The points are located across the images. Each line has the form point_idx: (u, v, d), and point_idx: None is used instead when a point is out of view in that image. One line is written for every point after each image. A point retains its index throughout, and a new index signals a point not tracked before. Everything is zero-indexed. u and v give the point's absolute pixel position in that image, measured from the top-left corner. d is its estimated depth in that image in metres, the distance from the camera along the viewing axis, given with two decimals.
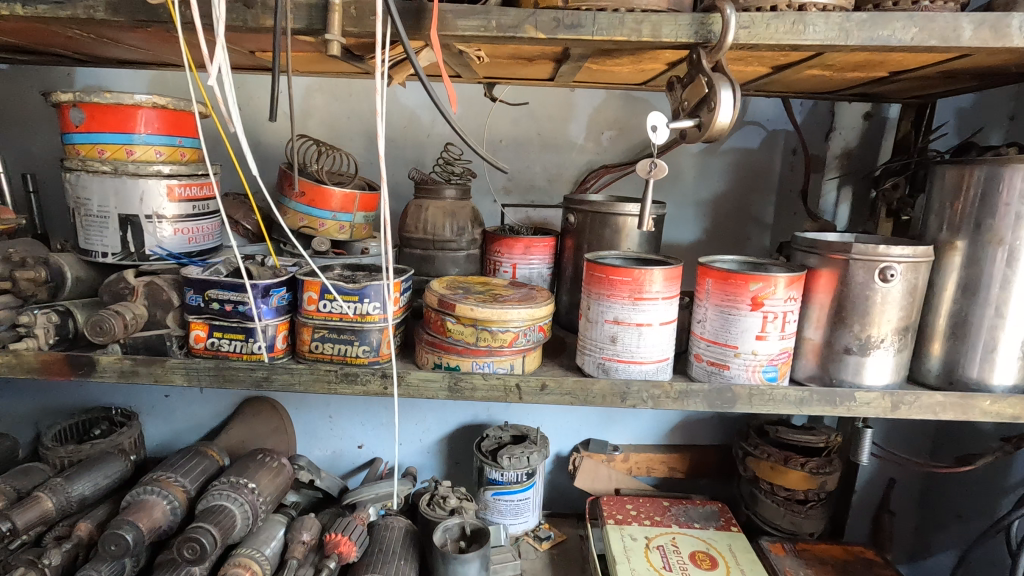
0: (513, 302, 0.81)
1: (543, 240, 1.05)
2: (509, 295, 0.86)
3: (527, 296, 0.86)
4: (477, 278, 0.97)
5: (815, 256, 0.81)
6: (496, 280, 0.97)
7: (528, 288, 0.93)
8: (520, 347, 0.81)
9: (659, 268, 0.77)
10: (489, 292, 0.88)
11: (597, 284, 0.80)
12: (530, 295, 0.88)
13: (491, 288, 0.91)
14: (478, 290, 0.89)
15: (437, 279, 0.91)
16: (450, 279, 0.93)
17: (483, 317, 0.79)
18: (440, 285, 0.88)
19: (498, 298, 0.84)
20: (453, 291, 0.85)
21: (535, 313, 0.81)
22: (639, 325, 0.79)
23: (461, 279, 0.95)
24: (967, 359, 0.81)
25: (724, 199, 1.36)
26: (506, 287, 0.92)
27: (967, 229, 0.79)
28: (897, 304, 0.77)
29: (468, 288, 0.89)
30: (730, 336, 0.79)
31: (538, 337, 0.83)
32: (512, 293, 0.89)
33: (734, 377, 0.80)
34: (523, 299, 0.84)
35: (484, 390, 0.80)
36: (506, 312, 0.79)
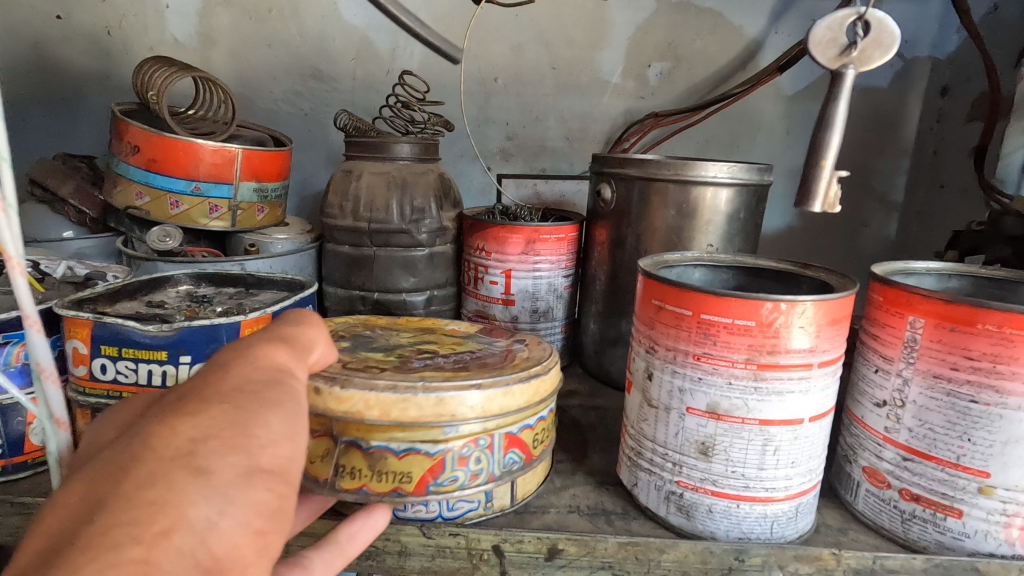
0: (435, 376, 0.37)
1: (556, 230, 0.61)
2: (452, 357, 0.42)
3: (487, 359, 0.42)
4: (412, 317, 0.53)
5: None
6: (455, 325, 0.50)
7: (517, 342, 0.46)
8: (451, 487, 0.37)
9: (812, 301, 0.34)
10: (414, 347, 0.44)
11: (668, 331, 0.37)
12: (502, 354, 0.43)
13: (432, 340, 0.46)
14: (395, 342, 0.45)
15: (315, 318, 0.47)
16: (347, 320, 0.50)
17: (348, 411, 0.35)
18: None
19: (414, 363, 0.40)
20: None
21: (493, 404, 0.37)
22: (763, 425, 0.36)
23: (381, 319, 0.51)
24: None
25: None
26: (469, 338, 0.47)
27: None
28: None
29: (371, 340, 0.45)
30: (971, 449, 0.35)
31: (507, 462, 0.38)
32: (473, 351, 0.44)
33: (972, 536, 0.36)
34: (468, 365, 0.40)
35: (424, 557, 0.38)
36: (406, 401, 0.35)
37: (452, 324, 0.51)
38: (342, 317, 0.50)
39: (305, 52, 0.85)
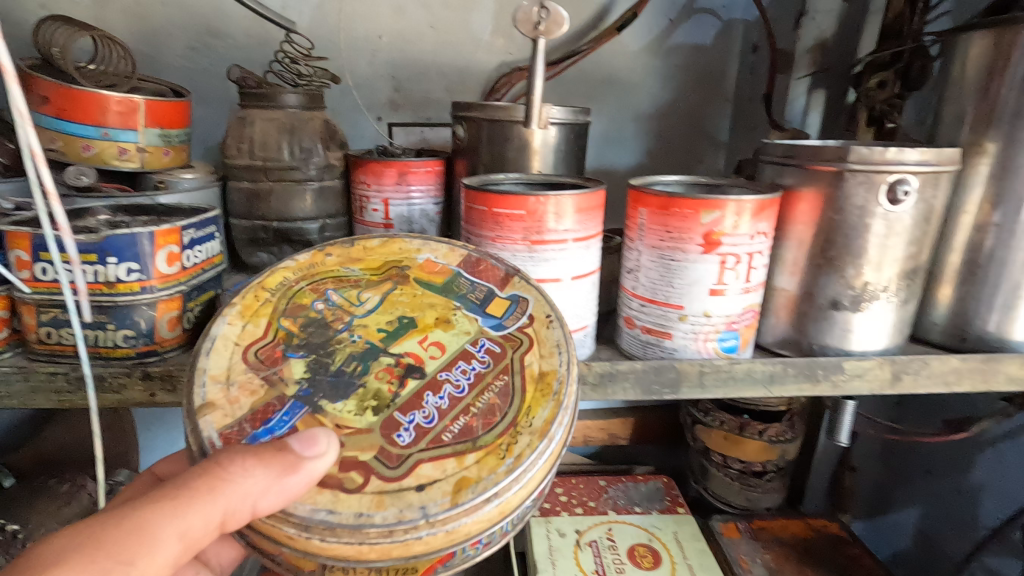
0: (436, 496, 0.39)
1: (423, 164, 0.76)
2: (442, 393, 0.44)
3: (484, 405, 0.44)
4: (365, 252, 0.54)
5: (793, 170, 0.56)
6: (427, 252, 0.54)
7: (491, 296, 0.50)
8: (463, 559, 0.42)
9: (567, 195, 0.51)
10: (388, 362, 0.46)
11: (475, 221, 0.53)
12: (511, 376, 0.45)
13: (405, 325, 0.49)
14: (353, 348, 0.47)
15: (241, 306, 0.49)
16: (287, 279, 0.51)
17: (329, 552, 0.38)
18: (233, 346, 0.46)
19: (399, 437, 0.42)
20: (269, 389, 0.44)
21: (508, 503, 0.40)
22: (539, 282, 0.53)
23: (336, 269, 0.53)
24: (983, 307, 0.60)
25: (670, 112, 1.09)
26: (450, 316, 0.49)
27: (1002, 126, 0.56)
28: (906, 235, 0.54)
29: (325, 352, 0.47)
30: (674, 293, 0.54)
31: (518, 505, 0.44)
32: (465, 357, 0.46)
33: (680, 350, 0.55)
34: (463, 437, 0.42)
35: None
36: (409, 542, 0.38)
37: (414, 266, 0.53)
38: (274, 275, 0.51)
39: (200, 11, 0.92)
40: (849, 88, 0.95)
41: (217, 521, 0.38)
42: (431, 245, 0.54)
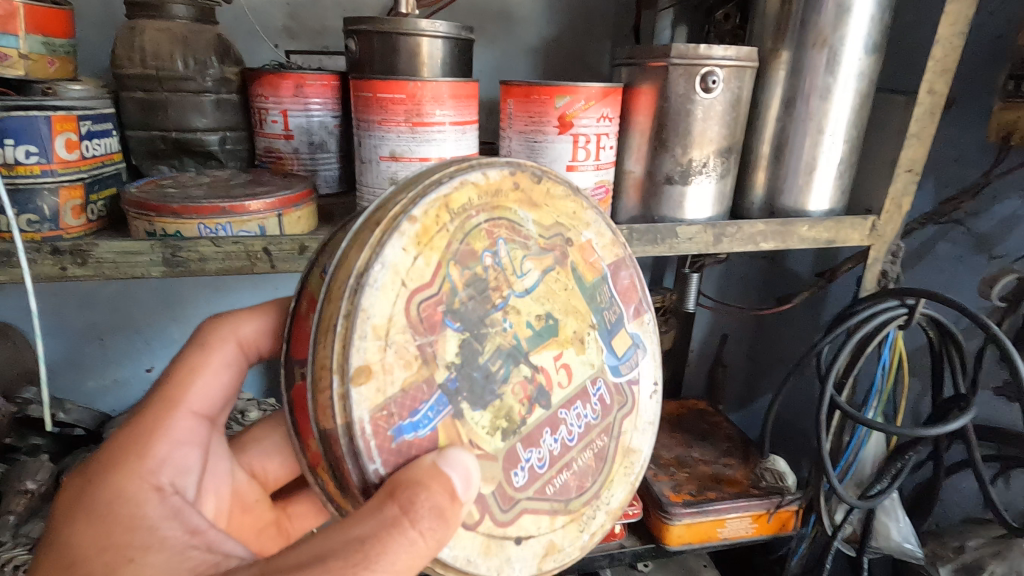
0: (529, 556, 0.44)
1: (319, 77, 0.81)
2: (562, 433, 0.45)
3: (583, 461, 0.47)
4: (547, 200, 0.46)
5: (633, 68, 0.68)
6: (587, 236, 0.49)
7: (620, 329, 0.51)
8: None
9: (443, 80, 0.59)
10: (526, 375, 0.44)
11: (364, 108, 0.61)
12: (610, 437, 0.49)
13: (551, 331, 0.46)
14: (498, 339, 0.42)
15: (420, 227, 0.39)
16: (473, 202, 0.42)
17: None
18: (398, 287, 0.38)
19: (514, 476, 0.43)
20: (416, 367, 0.39)
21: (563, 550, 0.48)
22: (423, 161, 0.61)
23: (511, 208, 0.44)
24: (786, 185, 0.75)
25: (557, 45, 1.18)
26: (588, 337, 0.48)
27: (792, 34, 0.70)
28: (720, 120, 0.67)
29: (482, 331, 0.42)
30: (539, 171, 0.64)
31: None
32: (587, 396, 0.48)
33: None
34: (562, 494, 0.46)
35: (218, 262, 0.58)
36: None
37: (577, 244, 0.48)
38: (459, 192, 0.41)
39: None
40: (705, 22, 1.08)
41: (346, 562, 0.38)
42: (595, 232, 0.49)
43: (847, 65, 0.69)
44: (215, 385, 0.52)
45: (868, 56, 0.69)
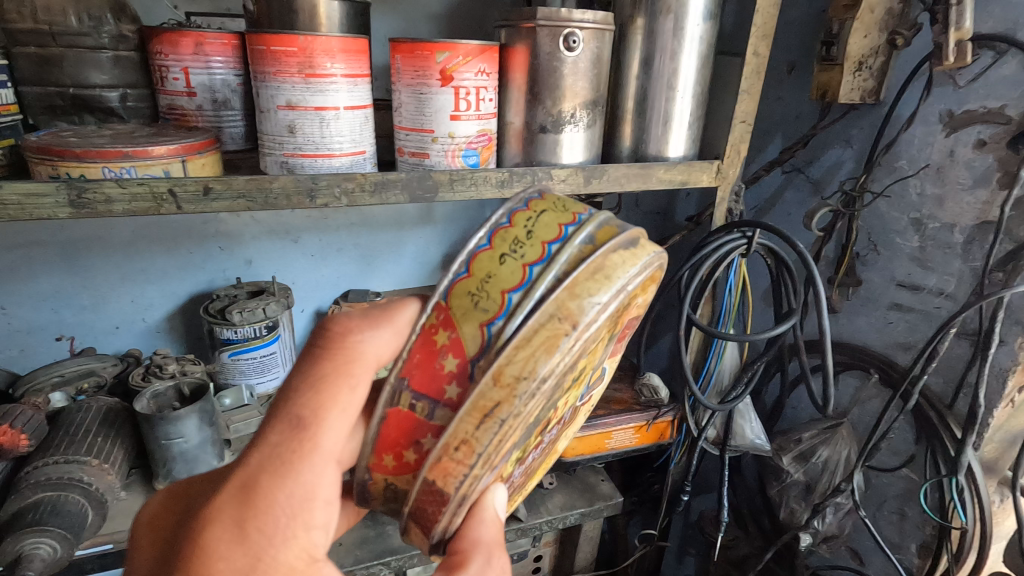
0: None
1: (219, 36, 0.84)
2: (542, 447, 0.56)
3: (536, 462, 0.60)
4: (647, 291, 0.52)
5: (508, 30, 0.77)
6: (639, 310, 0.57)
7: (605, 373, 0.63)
8: None
9: (333, 35, 0.66)
10: (553, 422, 0.53)
11: (260, 61, 0.67)
12: (553, 443, 0.63)
13: (584, 385, 0.54)
14: (559, 402, 0.49)
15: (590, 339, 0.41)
16: (625, 306, 0.45)
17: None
18: (551, 389, 0.41)
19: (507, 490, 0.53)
20: (520, 437, 0.44)
21: None
22: (318, 110, 0.68)
23: (630, 305, 0.49)
24: (648, 135, 0.88)
25: (459, 12, 1.24)
26: (593, 379, 0.58)
27: (645, 3, 0.82)
28: (583, 76, 0.78)
29: (558, 398, 0.48)
30: (427, 120, 0.73)
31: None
32: (566, 419, 0.59)
33: (436, 165, 0.74)
34: (515, 488, 0.58)
35: (124, 202, 0.63)
36: None
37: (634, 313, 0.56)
38: (626, 301, 0.44)
39: None
40: None
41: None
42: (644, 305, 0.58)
43: (690, 30, 0.81)
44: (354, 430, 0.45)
45: (705, 23, 0.82)
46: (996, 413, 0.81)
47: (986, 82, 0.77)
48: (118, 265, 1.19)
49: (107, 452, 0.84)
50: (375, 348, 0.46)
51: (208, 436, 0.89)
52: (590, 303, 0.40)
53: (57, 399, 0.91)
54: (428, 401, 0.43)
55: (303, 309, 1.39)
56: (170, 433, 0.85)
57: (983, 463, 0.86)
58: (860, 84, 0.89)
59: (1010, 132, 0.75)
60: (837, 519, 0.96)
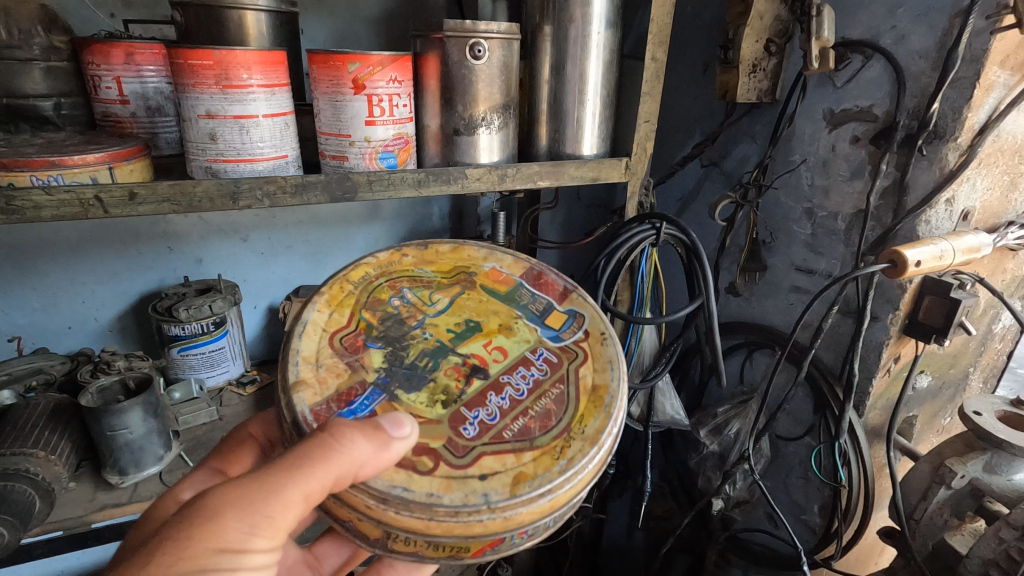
0: (498, 484, 0.47)
1: (149, 46, 0.88)
2: (506, 392, 0.54)
3: (543, 407, 0.53)
4: (438, 256, 0.66)
5: (421, 40, 0.83)
6: (493, 263, 0.66)
7: (549, 311, 0.62)
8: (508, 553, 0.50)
9: (249, 49, 0.71)
10: (455, 361, 0.55)
11: (178, 73, 0.71)
12: (567, 385, 0.55)
13: (472, 327, 0.59)
14: (426, 345, 0.57)
15: (328, 295, 0.59)
16: (370, 274, 0.62)
17: (398, 524, 0.46)
18: (319, 331, 0.56)
19: (463, 430, 0.51)
20: (351, 374, 0.54)
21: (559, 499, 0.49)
22: (238, 119, 0.73)
23: (410, 269, 0.64)
24: (562, 135, 0.94)
25: (395, 16, 1.29)
26: (513, 324, 0.60)
27: (551, 13, 0.88)
28: (492, 82, 0.84)
29: (403, 342, 0.57)
30: (344, 126, 0.78)
31: (562, 519, 0.52)
32: (530, 362, 0.57)
33: (355, 167, 0.80)
34: (522, 435, 0.51)
35: (53, 208, 0.67)
36: (472, 522, 0.45)
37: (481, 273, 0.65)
38: (357, 271, 0.62)
39: None
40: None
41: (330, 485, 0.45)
42: (498, 258, 0.67)
43: (593, 37, 0.88)
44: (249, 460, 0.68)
45: (606, 30, 0.89)
46: (873, 382, 0.90)
47: (858, 83, 0.85)
48: (67, 267, 1.22)
49: (54, 444, 0.88)
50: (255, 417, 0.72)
51: (153, 426, 0.94)
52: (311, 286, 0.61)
53: (3, 397, 0.95)
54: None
55: (257, 305, 1.44)
56: (115, 424, 0.89)
57: (867, 428, 0.95)
58: (756, 85, 0.95)
59: (876, 129, 0.83)
60: (746, 485, 1.06)
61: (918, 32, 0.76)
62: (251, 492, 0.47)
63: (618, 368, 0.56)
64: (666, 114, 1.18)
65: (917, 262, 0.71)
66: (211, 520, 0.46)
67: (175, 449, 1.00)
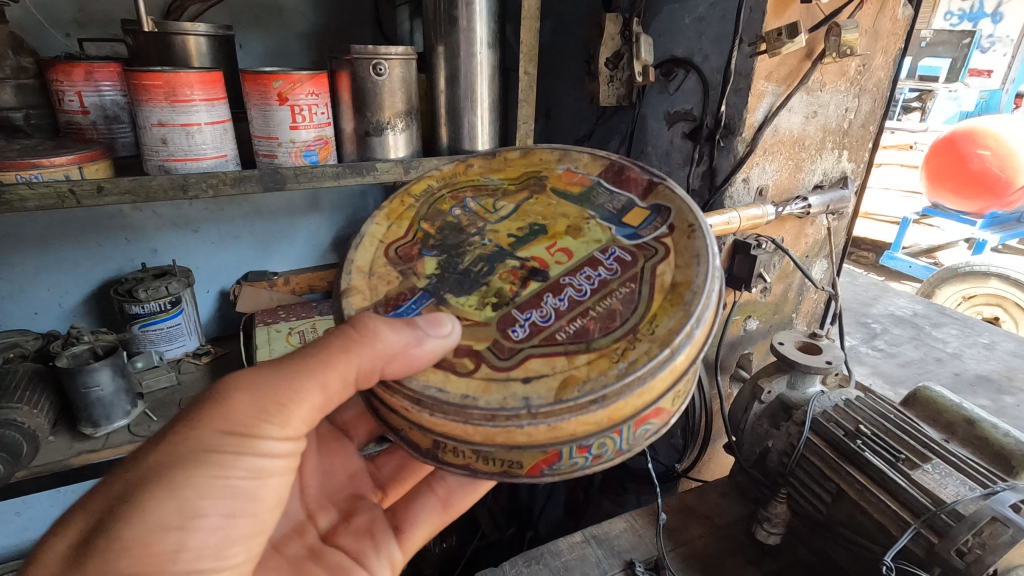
0: (542, 389, 0.54)
1: (105, 65, 1.05)
2: (566, 294, 0.61)
3: (603, 309, 0.59)
4: (507, 162, 0.76)
5: (336, 61, 1.04)
6: (567, 166, 0.74)
7: (627, 210, 0.67)
8: (572, 464, 0.56)
9: (190, 71, 0.90)
10: (512, 265, 0.64)
11: (134, 90, 0.90)
12: (639, 283, 0.60)
13: (537, 231, 0.68)
14: (484, 250, 0.66)
15: (388, 208, 0.71)
16: (434, 187, 0.74)
17: (438, 427, 0.55)
18: (376, 242, 0.68)
19: (514, 332, 0.59)
20: (405, 282, 0.65)
21: (617, 410, 0.54)
22: (184, 126, 0.92)
23: (478, 180, 0.75)
24: (460, 135, 1.16)
25: (324, 33, 1.48)
26: (583, 225, 0.67)
27: (443, 37, 1.10)
28: (394, 93, 1.05)
29: (462, 250, 0.67)
30: (273, 130, 0.98)
31: (641, 431, 0.57)
32: (598, 263, 0.63)
33: (284, 162, 1.00)
34: (580, 334, 0.58)
35: (35, 200, 0.85)
36: (514, 428, 0.53)
37: (556, 176, 0.73)
38: (419, 183, 0.74)
39: None
40: None
41: (353, 373, 0.59)
42: (573, 160, 0.74)
43: (477, 56, 1.10)
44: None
45: (487, 50, 1.11)
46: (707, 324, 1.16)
47: (682, 91, 1.09)
48: (33, 258, 1.37)
49: (35, 400, 1.05)
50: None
51: (122, 385, 1.12)
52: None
53: None
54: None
55: (209, 289, 1.61)
56: (90, 382, 1.07)
57: (709, 362, 1.21)
58: (614, 91, 1.16)
59: (694, 126, 1.08)
60: None
61: (714, 53, 1.01)
62: (267, 382, 0.62)
63: (698, 264, 0.59)
64: (557, 114, 1.42)
65: (709, 226, 0.97)
66: (221, 409, 0.61)
67: (141, 406, 1.18)
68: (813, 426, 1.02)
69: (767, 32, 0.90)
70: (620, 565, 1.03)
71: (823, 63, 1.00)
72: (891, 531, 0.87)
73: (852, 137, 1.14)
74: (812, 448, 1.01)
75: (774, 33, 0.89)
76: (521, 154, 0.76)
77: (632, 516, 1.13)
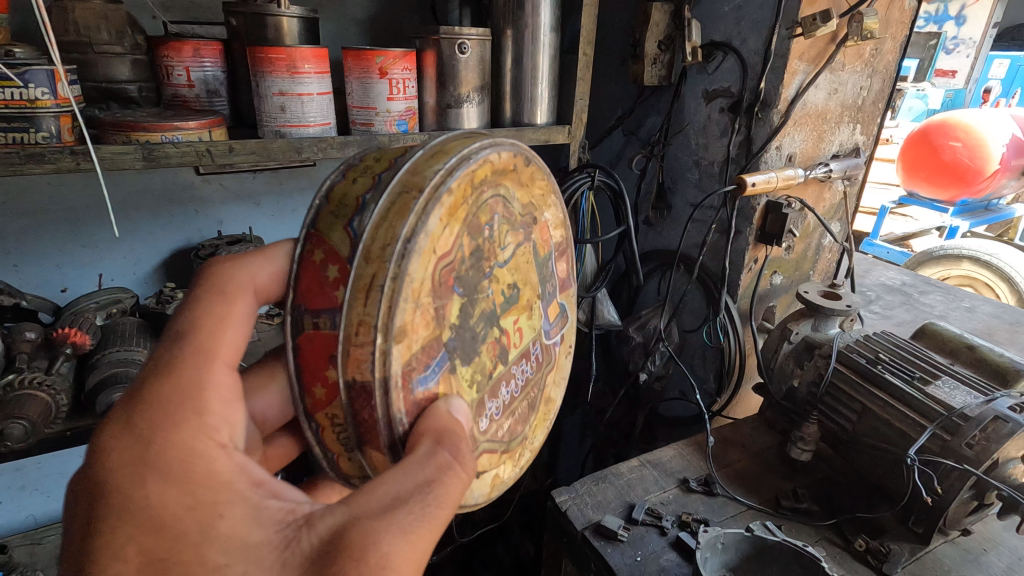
0: (484, 485, 0.70)
1: (209, 43, 1.16)
2: (512, 383, 0.74)
3: (520, 406, 0.78)
4: (524, 177, 0.73)
5: (421, 41, 1.17)
6: (547, 219, 0.82)
7: (550, 302, 0.85)
8: None
9: (307, 46, 1.02)
10: (496, 336, 0.68)
11: (259, 63, 1.02)
12: (536, 389, 0.83)
13: (517, 302, 0.72)
14: (485, 307, 0.65)
15: (453, 198, 0.55)
16: (485, 174, 0.61)
17: None
18: (432, 254, 0.54)
19: (482, 420, 0.67)
20: (435, 330, 0.56)
21: None
22: (300, 95, 1.04)
23: (508, 187, 0.68)
24: (523, 110, 1.30)
25: (377, 18, 1.60)
26: (535, 304, 0.79)
27: (512, 22, 1.23)
28: (473, 71, 1.19)
29: (476, 297, 0.63)
30: (372, 100, 1.10)
31: None
32: (529, 356, 0.78)
33: (379, 129, 1.12)
34: (507, 428, 0.74)
35: (178, 157, 0.96)
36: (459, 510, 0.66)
37: (540, 225, 0.79)
38: (481, 166, 0.60)
39: None
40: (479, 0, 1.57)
41: None
42: (548, 217, 0.82)
43: (541, 39, 1.24)
44: (239, 333, 0.60)
45: (549, 34, 1.25)
46: (742, 276, 1.32)
47: (721, 71, 1.25)
48: (112, 227, 1.46)
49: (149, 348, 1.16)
50: (249, 270, 0.62)
51: None
52: (431, 172, 0.54)
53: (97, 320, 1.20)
54: (325, 313, 0.54)
55: None
56: None
57: (740, 312, 1.37)
58: (657, 72, 1.31)
59: (733, 101, 1.23)
60: (663, 365, 1.45)
61: (753, 37, 1.17)
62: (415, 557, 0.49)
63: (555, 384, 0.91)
64: (598, 94, 1.57)
65: (753, 183, 1.13)
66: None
67: None
68: (839, 358, 1.19)
69: (803, 18, 1.07)
70: (675, 482, 1.18)
71: (845, 47, 1.17)
72: (911, 434, 1.03)
73: (864, 112, 1.31)
74: (840, 376, 1.17)
75: (810, 19, 1.05)
76: (535, 178, 0.76)
77: (678, 446, 1.29)
